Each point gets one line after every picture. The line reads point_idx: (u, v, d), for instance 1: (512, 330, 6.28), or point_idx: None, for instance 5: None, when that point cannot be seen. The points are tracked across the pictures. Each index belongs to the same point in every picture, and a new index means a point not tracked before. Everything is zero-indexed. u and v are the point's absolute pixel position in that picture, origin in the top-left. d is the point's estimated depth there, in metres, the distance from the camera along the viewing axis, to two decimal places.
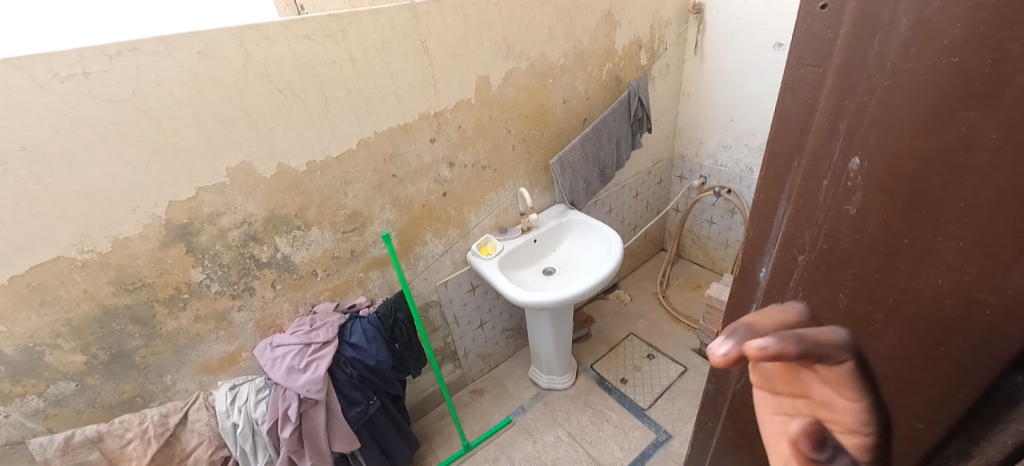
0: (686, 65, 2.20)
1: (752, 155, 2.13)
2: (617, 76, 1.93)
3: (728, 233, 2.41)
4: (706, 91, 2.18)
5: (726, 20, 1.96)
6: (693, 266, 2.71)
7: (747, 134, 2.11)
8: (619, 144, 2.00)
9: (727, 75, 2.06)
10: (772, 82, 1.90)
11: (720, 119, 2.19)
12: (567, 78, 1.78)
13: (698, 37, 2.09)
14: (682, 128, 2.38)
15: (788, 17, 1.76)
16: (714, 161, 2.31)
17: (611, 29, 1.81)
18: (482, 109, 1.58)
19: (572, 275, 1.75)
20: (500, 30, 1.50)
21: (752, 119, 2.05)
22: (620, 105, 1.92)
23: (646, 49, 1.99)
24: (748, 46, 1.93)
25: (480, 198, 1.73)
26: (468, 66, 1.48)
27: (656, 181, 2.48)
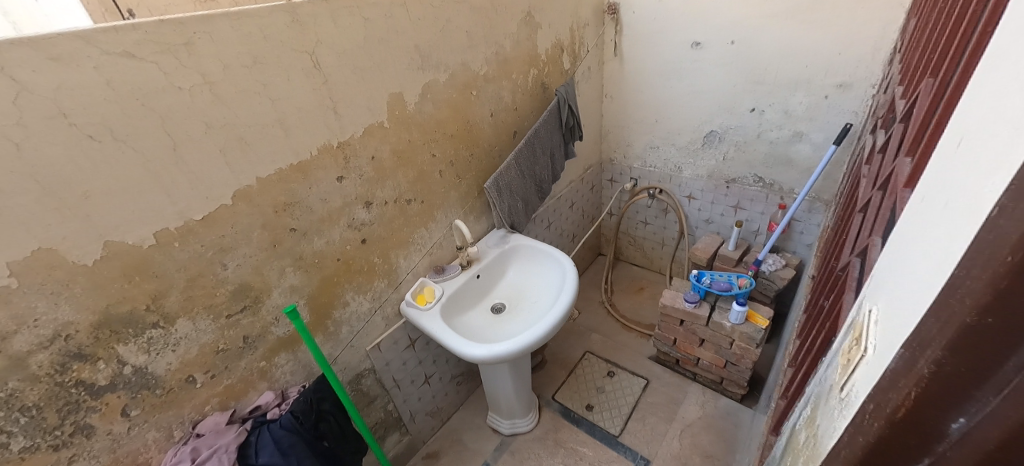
0: (607, 67, 2.12)
1: (680, 154, 2.12)
2: (543, 82, 1.77)
3: (664, 232, 2.40)
4: (628, 93, 2.12)
5: (643, 20, 1.90)
6: (632, 268, 2.68)
7: (673, 134, 2.09)
8: (552, 156, 1.83)
9: (648, 75, 2.01)
10: (694, 80, 1.89)
11: (645, 120, 2.14)
12: (492, 88, 1.56)
13: (615, 38, 2.01)
14: (607, 131, 2.31)
15: (704, 16, 1.75)
16: (644, 163, 2.27)
17: (532, 32, 1.64)
18: (399, 132, 1.30)
19: (526, 311, 1.54)
20: (410, 37, 1.24)
21: (677, 118, 2.03)
22: (551, 114, 1.75)
23: (568, 52, 1.86)
24: (667, 46, 1.90)
25: (408, 237, 1.44)
26: (376, 82, 1.19)
27: (589, 187, 2.38)
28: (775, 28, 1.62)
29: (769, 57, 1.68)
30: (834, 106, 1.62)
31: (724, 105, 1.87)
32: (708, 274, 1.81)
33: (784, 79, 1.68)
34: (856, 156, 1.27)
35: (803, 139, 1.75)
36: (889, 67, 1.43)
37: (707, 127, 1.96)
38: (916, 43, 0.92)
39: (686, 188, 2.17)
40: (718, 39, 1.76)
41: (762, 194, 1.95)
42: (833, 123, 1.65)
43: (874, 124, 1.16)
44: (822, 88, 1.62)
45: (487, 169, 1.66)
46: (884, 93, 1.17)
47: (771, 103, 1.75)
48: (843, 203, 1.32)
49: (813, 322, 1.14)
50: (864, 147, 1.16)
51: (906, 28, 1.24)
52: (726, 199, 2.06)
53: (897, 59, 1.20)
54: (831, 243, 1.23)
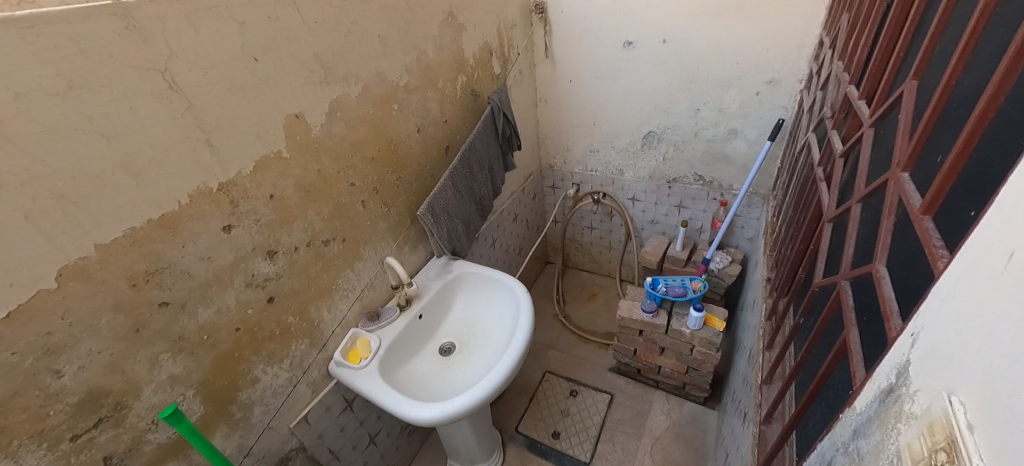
0: (538, 70, 2.00)
1: (620, 156, 2.06)
2: (473, 90, 1.60)
3: (610, 235, 2.34)
4: (563, 96, 2.02)
5: (572, 19, 1.79)
6: (581, 274, 2.61)
7: (612, 136, 2.02)
8: (491, 170, 1.66)
9: (582, 77, 1.92)
10: (629, 81, 1.82)
11: (583, 123, 2.05)
12: (416, 100, 1.36)
13: (545, 39, 1.89)
14: (545, 136, 2.19)
15: (634, 13, 1.67)
16: (584, 167, 2.19)
17: (456, 34, 1.46)
18: (305, 161, 1.06)
19: (479, 350, 1.36)
20: (307, 44, 1.00)
21: (615, 120, 1.96)
22: (485, 125, 1.58)
23: (497, 56, 1.71)
24: (599, 46, 1.81)
25: (331, 284, 1.20)
26: (267, 102, 0.94)
27: (531, 196, 2.25)
28: (706, 26, 1.59)
29: (701, 55, 1.65)
30: (765, 102, 1.62)
31: (660, 105, 1.82)
32: (662, 279, 1.74)
33: (717, 77, 1.66)
34: (802, 157, 1.25)
35: (738, 136, 1.75)
36: (815, 63, 1.44)
37: (645, 128, 1.91)
38: (868, 39, 0.87)
39: (628, 191, 2.12)
40: (650, 38, 1.70)
41: (702, 192, 1.94)
42: (766, 119, 1.66)
43: (821, 123, 1.13)
44: (753, 85, 1.62)
45: (419, 192, 1.45)
46: (825, 93, 1.15)
47: (707, 102, 1.73)
48: (791, 203, 1.31)
49: (783, 334, 1.09)
50: (813, 149, 1.12)
51: (835, 23, 1.23)
52: (669, 199, 2.04)
53: (832, 56, 1.19)
54: (788, 246, 1.20)
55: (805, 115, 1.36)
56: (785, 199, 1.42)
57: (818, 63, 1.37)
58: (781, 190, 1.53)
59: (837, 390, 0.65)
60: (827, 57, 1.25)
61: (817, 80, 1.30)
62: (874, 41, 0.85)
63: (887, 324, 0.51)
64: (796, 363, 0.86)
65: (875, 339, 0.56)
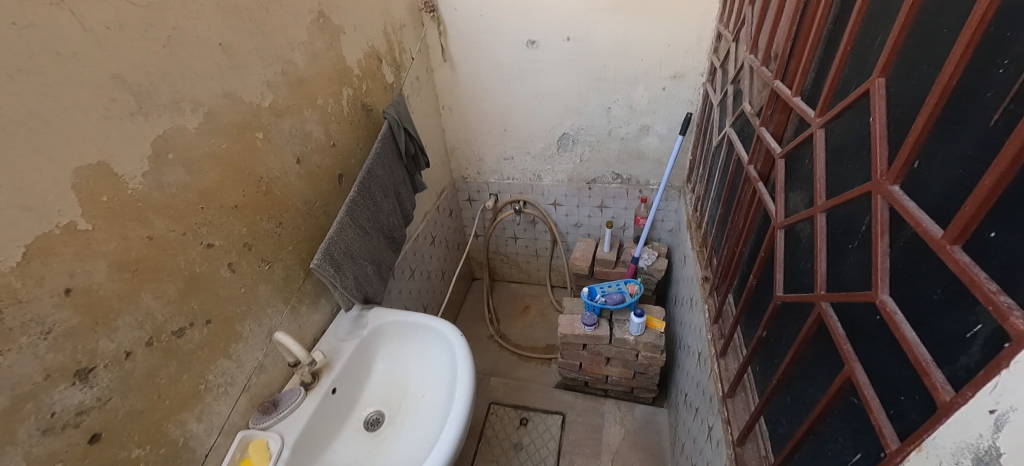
0: (437, 75, 1.80)
1: (536, 162, 1.94)
2: (364, 103, 1.36)
3: (535, 243, 2.23)
4: (468, 102, 1.85)
5: (467, 18, 1.63)
6: (510, 286, 2.47)
7: (526, 141, 1.89)
8: (397, 195, 1.42)
9: (486, 80, 1.77)
10: (536, 82, 1.71)
11: (493, 129, 1.90)
12: (290, 123, 1.08)
13: (441, 40, 1.71)
14: (453, 147, 2.01)
15: (534, 10, 1.55)
16: (500, 176, 2.04)
17: (332, 39, 1.21)
18: (126, 228, 0.73)
19: (414, 416, 1.13)
20: (103, 61, 0.68)
21: (527, 124, 1.84)
22: (384, 145, 1.34)
23: (388, 62, 1.48)
24: (501, 46, 1.66)
25: (198, 385, 0.88)
26: (40, 153, 0.62)
27: (446, 213, 2.04)
28: (608, 22, 1.52)
29: (606, 51, 1.58)
30: (672, 97, 1.62)
31: (570, 106, 1.74)
32: (598, 287, 1.66)
33: (625, 74, 1.61)
34: (724, 154, 1.23)
35: (649, 132, 1.73)
36: (716, 55, 1.45)
37: (558, 130, 1.82)
38: (792, 32, 0.82)
39: (549, 196, 2.02)
40: (554, 35, 1.59)
41: (622, 190, 1.91)
42: (674, 113, 1.66)
43: (743, 119, 1.10)
44: (660, 80, 1.60)
45: (310, 235, 1.17)
46: (741, 87, 1.12)
47: (617, 100, 1.68)
48: (717, 199, 1.29)
49: (737, 341, 1.05)
50: (737, 146, 1.10)
51: (736, 16, 1.21)
52: (590, 200, 1.98)
53: (740, 49, 1.17)
54: (724, 245, 1.17)
55: (717, 110, 1.34)
56: (708, 194, 1.41)
57: (721, 56, 1.37)
58: (700, 184, 1.53)
59: (843, 432, 0.57)
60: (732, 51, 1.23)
61: (726, 74, 1.28)
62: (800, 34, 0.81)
63: (924, 376, 0.43)
64: (773, 384, 0.79)
65: (901, 384, 0.47)
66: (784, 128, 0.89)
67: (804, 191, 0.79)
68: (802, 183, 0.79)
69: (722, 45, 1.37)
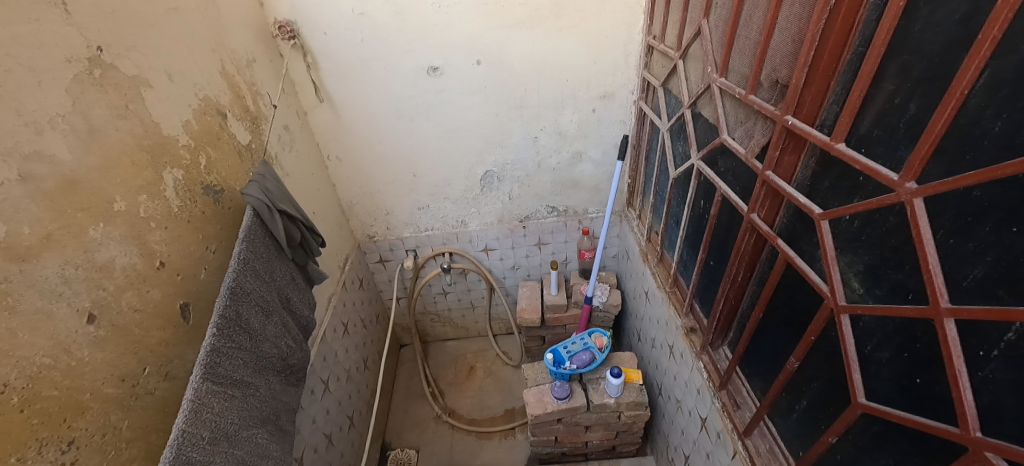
0: (313, 118, 1.40)
1: (457, 207, 1.63)
2: (207, 184, 0.91)
3: (469, 294, 1.92)
4: (361, 147, 1.47)
5: (343, 44, 1.26)
6: (447, 345, 2.10)
7: (442, 186, 1.57)
8: (285, 305, 0.99)
9: (380, 118, 1.41)
10: (445, 116, 1.40)
11: (400, 177, 1.54)
12: (62, 258, 0.61)
13: (311, 75, 1.31)
14: (350, 203, 1.60)
15: (431, 30, 1.24)
16: (416, 228, 1.68)
17: (132, 101, 0.76)
18: None
19: None
20: None
21: (441, 166, 1.51)
22: (249, 246, 0.90)
23: (237, 115, 1.05)
24: (395, 77, 1.32)
25: None
26: None
27: (353, 286, 1.61)
28: (523, 40, 1.27)
29: (524, 74, 1.33)
30: (603, 119, 1.42)
31: (490, 139, 1.46)
32: (562, 348, 1.41)
33: (549, 98, 1.38)
34: (694, 190, 1.05)
35: (583, 159, 1.51)
36: (647, 71, 1.29)
37: (480, 168, 1.52)
38: (808, 55, 0.62)
39: (478, 242, 1.72)
40: (459, 60, 1.29)
41: (559, 223, 1.68)
42: (607, 136, 1.47)
43: (722, 154, 0.92)
44: (588, 101, 1.39)
45: (140, 428, 0.70)
46: (711, 116, 0.94)
47: (544, 127, 1.44)
48: (690, 238, 1.12)
49: (766, 418, 0.87)
50: (719, 183, 0.93)
51: (678, 31, 1.04)
52: (526, 239, 1.72)
53: (694, 70, 0.99)
54: (719, 297, 0.99)
55: (668, 137, 1.17)
56: (671, 229, 1.25)
57: (659, 75, 1.21)
58: (654, 214, 1.37)
59: None
60: (679, 71, 1.07)
61: (676, 98, 1.11)
62: (820, 57, 0.62)
63: None
64: None
65: None
66: (793, 171, 0.73)
67: (862, 257, 0.61)
68: (859, 248, 0.61)
69: (658, 61, 1.21)
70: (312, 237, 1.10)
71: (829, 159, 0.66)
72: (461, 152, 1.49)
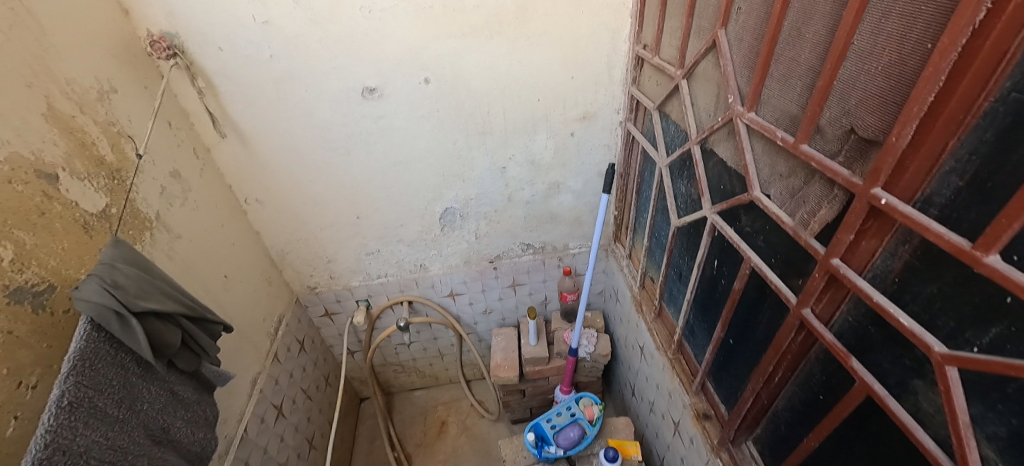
0: (218, 155, 1.10)
1: (414, 250, 1.35)
2: (20, 287, 0.62)
3: (436, 342, 1.66)
4: (286, 187, 1.17)
5: (246, 62, 0.96)
6: (415, 396, 1.84)
7: (393, 227, 1.29)
8: (158, 438, 0.72)
9: (307, 152, 1.12)
10: (389, 146, 1.12)
11: (340, 219, 1.26)
12: None
13: (207, 103, 1.01)
14: (281, 252, 1.31)
15: (362, 43, 0.96)
16: (366, 275, 1.40)
17: None
18: None
19: None
20: None
21: (389, 204, 1.24)
22: (78, 384, 0.60)
23: (82, 171, 0.75)
24: (320, 102, 1.04)
25: None
26: None
27: (291, 353, 1.32)
28: (481, 52, 1.00)
29: (485, 94, 1.06)
30: (583, 144, 1.18)
31: (447, 171, 1.19)
32: (545, 421, 1.18)
33: (517, 121, 1.12)
34: (708, 247, 0.82)
35: (561, 190, 1.27)
36: (637, 87, 1.05)
37: (437, 205, 1.25)
38: (922, 101, 0.38)
39: (442, 287, 1.45)
40: (400, 78, 1.02)
41: (536, 262, 1.43)
42: (589, 163, 1.22)
43: (749, 211, 0.68)
44: (565, 124, 1.13)
45: None
46: (732, 159, 0.71)
47: (513, 156, 1.18)
48: (701, 303, 0.89)
49: None
50: (745, 249, 0.70)
51: (680, 41, 0.80)
52: (498, 281, 1.46)
53: (705, 95, 0.75)
54: (747, 389, 0.76)
55: (667, 172, 0.94)
56: (672, 282, 1.01)
57: (654, 94, 0.96)
58: (649, 258, 1.13)
59: None
60: (681, 94, 0.83)
61: (678, 126, 0.87)
62: (942, 105, 0.38)
63: None
64: None
65: None
66: (872, 259, 0.50)
67: (1006, 422, 0.39)
68: (994, 404, 0.39)
69: (652, 77, 0.96)
70: (201, 335, 0.80)
71: (939, 254, 0.43)
72: (413, 188, 1.21)
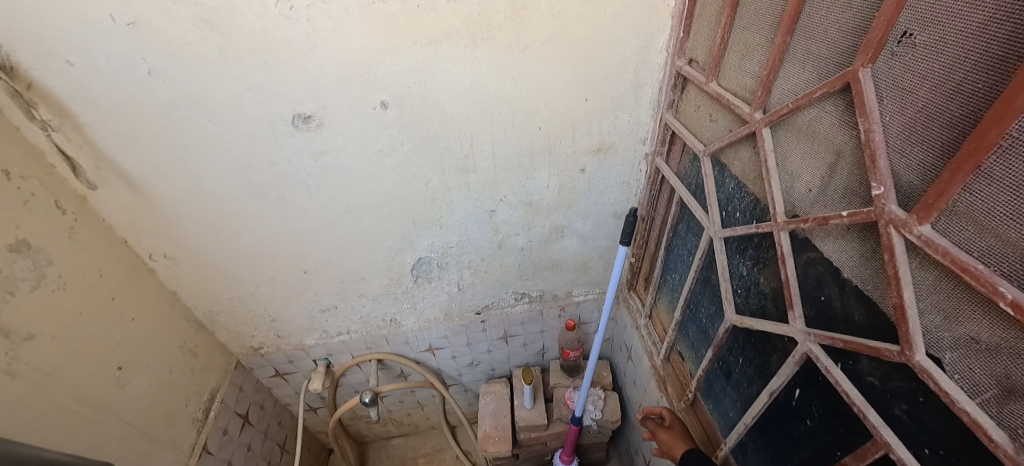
0: (98, 205, 0.79)
1: (381, 305, 1.08)
2: None
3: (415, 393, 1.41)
4: (204, 240, 0.88)
5: (114, 82, 0.65)
6: (394, 443, 1.60)
7: (352, 280, 1.01)
8: None
9: (224, 199, 0.82)
10: (338, 188, 0.83)
11: (281, 274, 0.97)
12: None
13: (65, 139, 0.70)
14: (210, 312, 1.02)
15: (285, 54, 0.65)
16: (323, 333, 1.13)
17: None
18: None
19: None
20: None
21: (345, 255, 0.95)
22: None
23: None
24: (233, 136, 0.73)
25: None
26: None
27: (228, 437, 1.06)
28: (458, 67, 0.70)
29: (468, 122, 0.77)
30: (596, 182, 0.90)
31: (419, 216, 0.90)
32: None
33: (510, 156, 0.83)
34: (792, 374, 0.56)
35: (565, 234, 1.00)
36: (674, 115, 0.77)
37: (407, 255, 0.98)
38: None
39: (419, 342, 1.19)
40: (345, 103, 0.71)
41: (532, 313, 1.17)
42: (602, 204, 0.95)
43: (886, 362, 0.43)
44: (574, 158, 0.85)
45: None
46: (857, 271, 0.45)
47: (505, 197, 0.90)
48: (763, 430, 0.65)
49: None
50: (868, 413, 0.45)
51: (765, 70, 0.52)
52: (486, 334, 1.21)
53: (809, 162, 0.48)
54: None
55: (721, 244, 0.67)
56: (716, 379, 0.77)
57: (704, 132, 0.69)
58: (680, 333, 0.88)
59: None
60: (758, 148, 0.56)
61: (749, 187, 0.60)
62: None
63: None
64: None
65: None
66: None
67: None
68: None
69: (702, 107, 0.68)
70: None
71: None
72: (374, 236, 0.93)
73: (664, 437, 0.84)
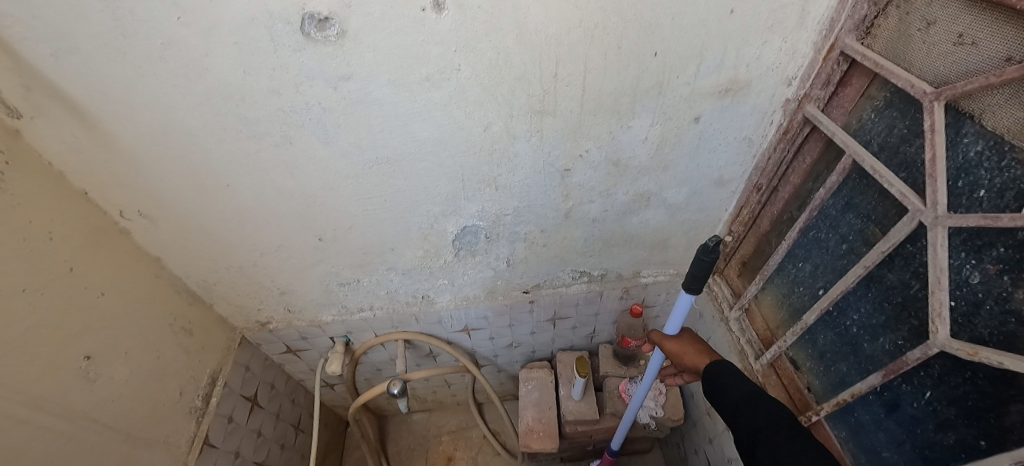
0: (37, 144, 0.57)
1: (413, 280, 0.89)
2: None
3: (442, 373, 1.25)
4: (188, 197, 0.67)
5: None
6: (413, 417, 1.48)
7: (378, 251, 0.81)
8: None
9: (212, 142, 0.60)
10: (369, 130, 0.61)
11: (291, 241, 0.77)
12: None
13: None
14: (204, 282, 0.83)
15: None
16: (343, 308, 0.94)
17: None
18: None
19: None
20: None
21: (372, 219, 0.75)
22: None
23: None
24: (217, 48, 0.50)
25: None
26: None
27: (234, 426, 0.91)
28: None
29: (559, 39, 0.53)
30: (710, 137, 0.67)
31: (471, 172, 0.68)
32: None
33: (605, 94, 0.59)
34: None
35: (650, 203, 0.78)
36: (875, 41, 0.53)
37: (451, 222, 0.77)
38: None
39: (455, 322, 1.01)
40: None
41: (590, 295, 0.97)
42: (707, 167, 0.72)
43: None
44: (690, 102, 0.62)
45: None
46: None
47: (587, 152, 0.67)
48: None
49: None
50: None
51: None
52: (532, 316, 1.02)
53: None
54: None
55: (940, 236, 0.46)
56: (865, 407, 0.59)
57: (943, 63, 0.45)
58: (803, 338, 0.69)
59: None
60: None
61: None
62: None
63: None
64: None
65: None
66: None
67: None
68: None
69: (950, 23, 0.44)
70: None
71: None
72: (410, 196, 0.71)
73: (670, 348, 0.69)
